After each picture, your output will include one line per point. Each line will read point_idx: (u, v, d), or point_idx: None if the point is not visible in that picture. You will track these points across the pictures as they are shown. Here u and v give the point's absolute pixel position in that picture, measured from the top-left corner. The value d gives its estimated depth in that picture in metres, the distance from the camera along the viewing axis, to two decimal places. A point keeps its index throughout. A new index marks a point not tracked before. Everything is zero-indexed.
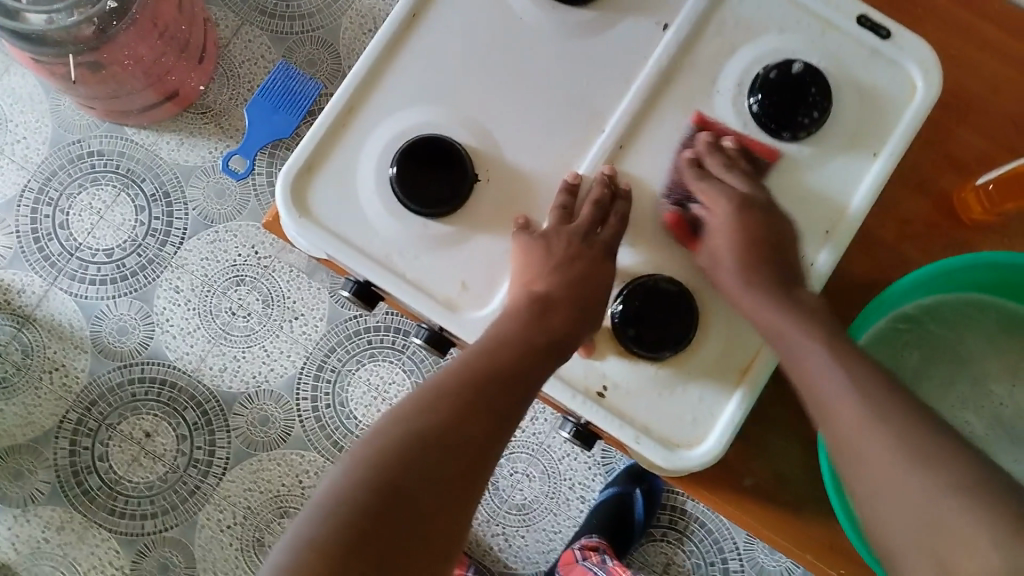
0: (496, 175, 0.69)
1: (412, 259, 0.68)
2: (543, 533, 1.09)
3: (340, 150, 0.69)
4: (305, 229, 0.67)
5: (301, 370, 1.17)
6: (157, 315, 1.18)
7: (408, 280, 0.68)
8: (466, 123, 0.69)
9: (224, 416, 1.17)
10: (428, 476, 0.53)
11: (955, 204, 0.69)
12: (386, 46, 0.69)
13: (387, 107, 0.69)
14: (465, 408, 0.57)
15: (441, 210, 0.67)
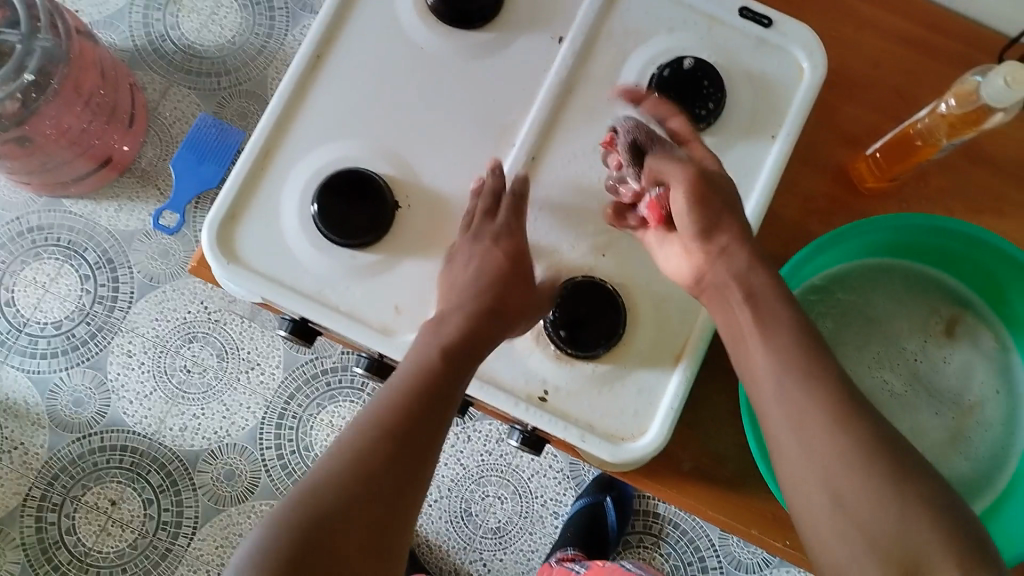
0: (418, 200, 0.67)
1: (345, 291, 0.65)
2: (520, 553, 1.13)
3: (261, 194, 0.66)
4: (235, 275, 0.65)
5: (262, 420, 1.19)
6: (112, 382, 1.19)
7: (341, 310, 0.65)
8: (385, 154, 0.67)
9: (189, 475, 1.17)
10: (345, 518, 0.51)
11: (851, 176, 0.70)
12: (296, 87, 0.67)
13: (303, 145, 0.67)
14: (390, 428, 0.56)
15: (367, 240, 0.64)
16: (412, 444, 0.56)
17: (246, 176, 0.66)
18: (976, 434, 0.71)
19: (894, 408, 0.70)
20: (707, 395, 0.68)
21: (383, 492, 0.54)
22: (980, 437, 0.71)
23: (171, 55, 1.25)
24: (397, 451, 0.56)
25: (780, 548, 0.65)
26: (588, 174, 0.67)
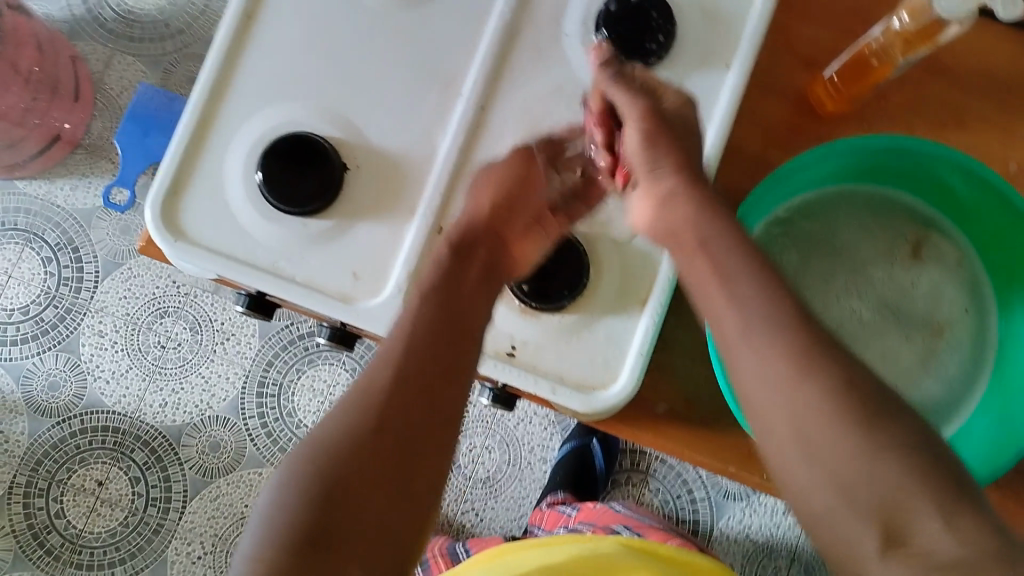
0: (366, 160, 0.65)
1: (301, 261, 0.64)
2: (511, 500, 1.13)
3: (204, 165, 0.65)
4: (183, 252, 0.64)
5: (243, 389, 1.18)
6: (86, 363, 1.17)
7: (298, 281, 0.64)
8: (328, 114, 0.66)
9: (174, 450, 1.17)
10: (367, 454, 0.52)
11: (810, 99, 0.69)
12: (227, 51, 0.66)
13: (241, 111, 0.66)
14: (412, 353, 0.56)
15: (315, 206, 0.63)
16: (419, 407, 0.55)
17: (185, 149, 0.65)
18: (946, 353, 0.72)
19: (865, 333, 0.71)
20: (677, 333, 0.68)
21: (392, 459, 0.53)
22: (949, 356, 0.72)
23: (111, 24, 1.21)
24: (405, 416, 0.54)
25: (760, 482, 0.64)
26: (543, 117, 0.65)
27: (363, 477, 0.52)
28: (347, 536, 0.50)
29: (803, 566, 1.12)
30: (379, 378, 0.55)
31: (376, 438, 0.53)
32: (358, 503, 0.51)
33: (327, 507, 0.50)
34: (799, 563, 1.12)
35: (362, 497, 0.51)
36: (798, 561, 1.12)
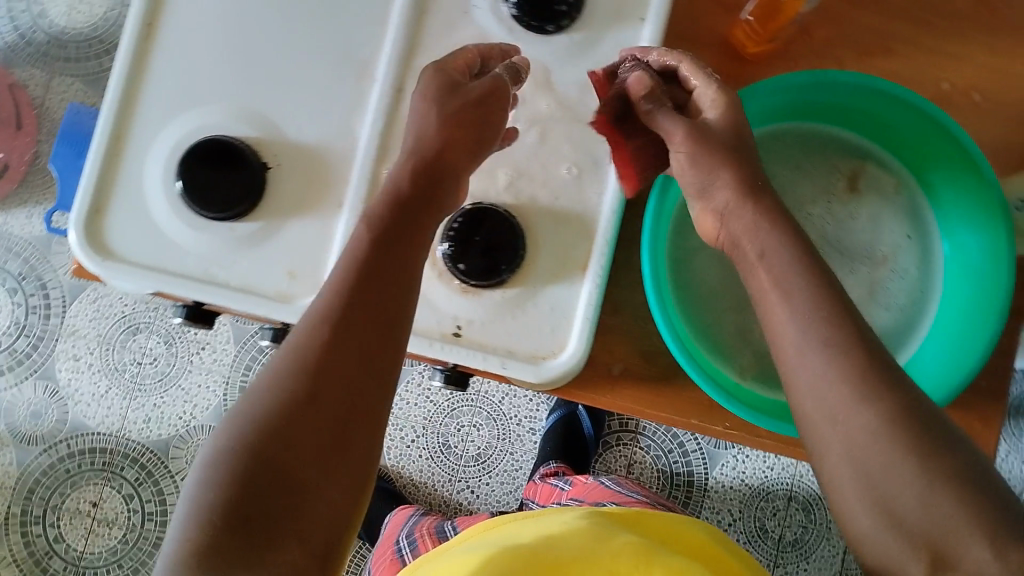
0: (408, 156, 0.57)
1: (230, 263, 0.56)
2: (505, 475, 1.16)
3: (122, 181, 0.57)
4: (115, 272, 0.56)
5: (224, 396, 1.20)
6: (66, 389, 1.20)
7: (231, 286, 0.56)
8: (243, 115, 0.57)
9: (164, 464, 1.19)
10: (296, 425, 0.42)
11: (733, 43, 0.61)
12: (133, 59, 0.57)
13: (156, 118, 0.57)
14: (340, 321, 0.45)
15: (241, 209, 0.55)
16: (358, 348, 0.44)
17: (108, 167, 0.56)
18: None
19: None
20: None
21: (332, 405, 0.43)
22: None
23: (44, 46, 1.20)
24: (340, 367, 0.44)
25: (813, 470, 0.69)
26: None
27: (304, 424, 0.42)
28: (294, 483, 0.41)
29: (801, 505, 1.11)
30: (316, 342, 0.44)
31: (314, 399, 0.43)
32: (297, 455, 0.41)
33: (257, 465, 0.40)
34: (797, 504, 1.11)
35: (307, 469, 0.41)
36: (796, 500, 1.11)
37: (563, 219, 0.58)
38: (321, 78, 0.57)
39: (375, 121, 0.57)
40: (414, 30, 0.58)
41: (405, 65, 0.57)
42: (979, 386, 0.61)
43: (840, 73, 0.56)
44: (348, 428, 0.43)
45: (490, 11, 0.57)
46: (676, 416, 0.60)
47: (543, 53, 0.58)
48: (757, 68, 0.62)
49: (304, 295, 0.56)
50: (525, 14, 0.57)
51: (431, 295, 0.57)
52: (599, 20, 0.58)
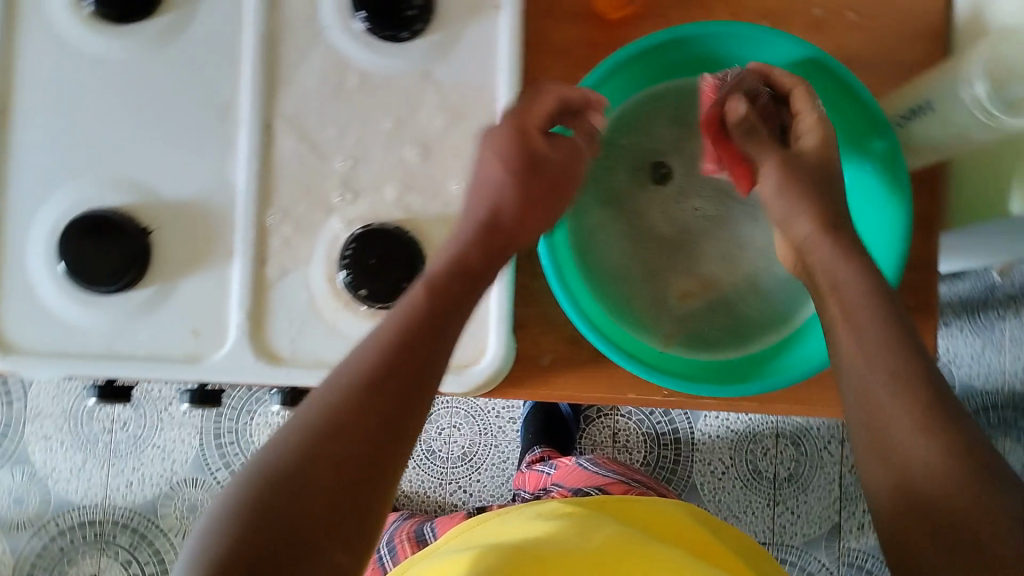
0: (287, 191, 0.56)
1: (133, 334, 0.55)
2: (494, 468, 1.14)
3: (7, 273, 0.55)
4: (19, 365, 0.55)
5: (201, 446, 1.18)
6: (42, 470, 1.19)
7: (140, 356, 0.55)
8: (114, 183, 0.56)
9: (155, 523, 1.18)
10: (314, 489, 0.39)
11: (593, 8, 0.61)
12: None
13: (28, 203, 0.56)
14: (371, 387, 0.42)
15: (128, 279, 0.54)
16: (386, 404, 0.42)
17: None
18: None
19: None
20: None
21: (354, 465, 0.40)
22: None
23: None
24: (366, 423, 0.41)
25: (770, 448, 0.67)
26: None
27: (314, 476, 0.39)
28: (298, 538, 0.38)
29: (790, 439, 1.10)
30: (343, 410, 0.42)
31: (332, 448, 0.40)
32: (306, 510, 0.39)
33: (263, 516, 0.38)
34: (785, 439, 1.10)
35: (315, 521, 0.39)
36: (783, 436, 1.10)
37: (456, 224, 0.57)
38: (188, 131, 0.57)
39: (248, 164, 0.56)
40: (270, 64, 0.57)
41: (268, 102, 0.57)
42: (905, 306, 0.60)
43: (693, 26, 0.55)
44: (364, 487, 0.40)
45: (342, 31, 0.57)
46: (613, 394, 0.59)
47: (403, 62, 0.57)
48: (622, 33, 0.61)
49: (212, 351, 0.55)
50: (375, 23, 0.56)
51: (339, 324, 0.55)
52: (453, 16, 0.57)
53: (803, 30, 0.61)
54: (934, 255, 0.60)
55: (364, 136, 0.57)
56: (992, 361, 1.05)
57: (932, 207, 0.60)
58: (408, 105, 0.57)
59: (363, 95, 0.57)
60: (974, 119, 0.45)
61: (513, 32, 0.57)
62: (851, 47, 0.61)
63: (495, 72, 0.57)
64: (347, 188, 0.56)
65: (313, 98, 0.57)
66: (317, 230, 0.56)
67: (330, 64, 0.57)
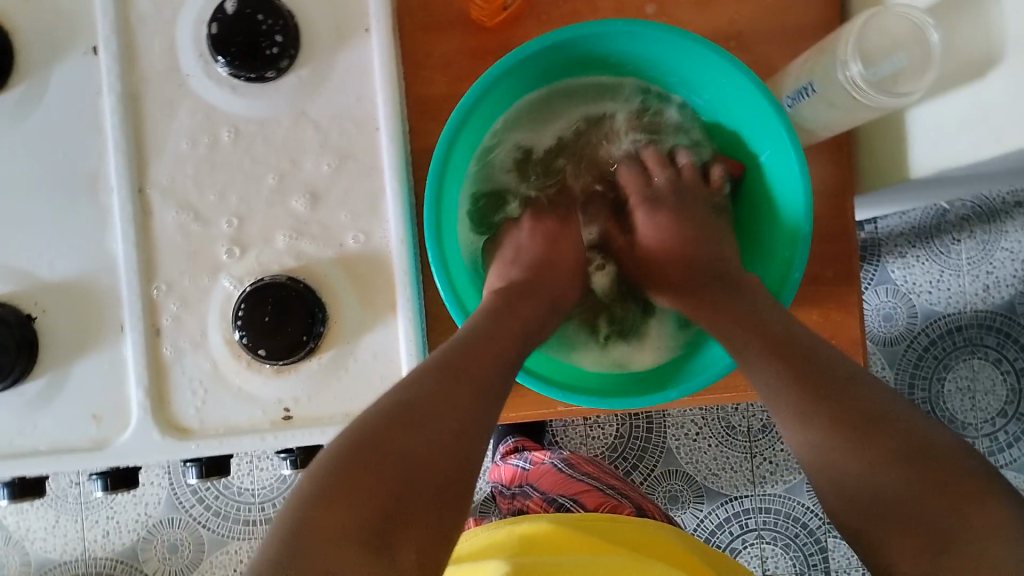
0: (175, 256, 0.54)
1: (34, 428, 0.53)
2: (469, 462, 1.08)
3: None
4: None
5: (171, 484, 1.07)
6: (17, 532, 1.07)
7: (43, 450, 0.53)
8: None
9: (139, 569, 1.08)
10: (406, 472, 0.41)
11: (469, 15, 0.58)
12: None
13: None
14: (455, 382, 0.45)
15: (18, 375, 0.52)
16: (468, 390, 0.46)
17: None
18: None
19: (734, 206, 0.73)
20: None
21: (445, 456, 0.42)
22: None
23: None
24: (460, 406, 0.45)
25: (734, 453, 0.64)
26: None
27: (427, 440, 0.42)
28: (385, 526, 0.39)
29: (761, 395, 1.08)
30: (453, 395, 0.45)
31: (423, 421, 0.43)
32: (395, 473, 0.41)
33: (358, 488, 0.39)
34: None
35: (417, 484, 0.41)
36: None
37: (352, 265, 0.54)
38: (60, 207, 0.54)
39: (127, 234, 0.53)
40: (135, 125, 0.54)
41: (140, 164, 0.54)
42: (825, 277, 0.59)
43: (568, 31, 0.53)
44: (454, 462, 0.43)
45: (205, 77, 0.53)
46: (541, 410, 0.58)
47: (275, 103, 0.54)
48: (502, 42, 0.59)
49: (118, 433, 0.53)
50: (238, 69, 0.52)
51: (246, 387, 0.54)
52: (320, 48, 0.54)
53: (691, 7, 0.58)
54: (850, 222, 0.59)
55: (245, 187, 0.54)
56: (952, 283, 1.02)
57: (841, 174, 0.59)
58: (286, 148, 0.54)
59: (238, 144, 0.54)
60: (853, 99, 0.46)
61: (384, 56, 0.54)
62: (743, 19, 0.58)
63: (372, 101, 0.54)
64: (235, 242, 0.54)
65: (186, 153, 0.54)
66: (209, 292, 0.54)
67: (199, 114, 0.54)
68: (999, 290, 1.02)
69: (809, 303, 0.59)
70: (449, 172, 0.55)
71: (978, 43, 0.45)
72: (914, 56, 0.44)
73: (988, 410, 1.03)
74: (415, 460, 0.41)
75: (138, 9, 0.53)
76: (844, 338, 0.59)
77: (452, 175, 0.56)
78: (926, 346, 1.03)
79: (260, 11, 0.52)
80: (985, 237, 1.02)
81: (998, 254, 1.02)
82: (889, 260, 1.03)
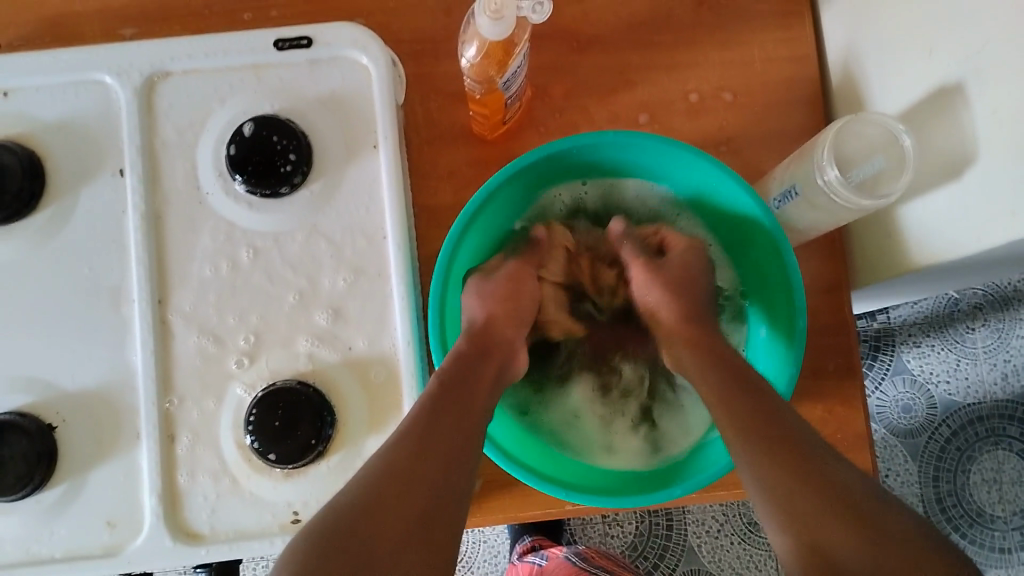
0: (191, 364, 0.56)
1: (50, 536, 0.54)
2: (486, 564, 1.07)
3: None
4: None
5: None
6: None
7: (59, 557, 0.54)
8: (15, 383, 0.55)
9: None
10: (389, 504, 0.42)
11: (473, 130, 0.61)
12: None
13: None
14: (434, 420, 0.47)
15: (35, 483, 0.53)
16: (454, 445, 0.46)
17: None
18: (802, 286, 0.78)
19: None
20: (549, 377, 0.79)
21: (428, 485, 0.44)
22: None
23: None
24: (447, 442, 0.46)
25: None
26: None
27: (413, 473, 0.44)
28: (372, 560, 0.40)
29: None
30: (435, 431, 0.46)
31: (409, 460, 0.44)
32: (387, 519, 0.42)
33: (348, 529, 0.41)
34: None
35: (401, 536, 0.41)
36: None
37: (359, 369, 0.56)
38: (82, 319, 0.56)
39: (146, 344, 0.55)
40: (156, 239, 0.57)
41: (159, 277, 0.56)
42: (828, 371, 0.60)
43: (561, 143, 0.55)
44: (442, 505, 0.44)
45: (222, 192, 0.57)
46: (550, 509, 0.58)
47: (289, 216, 0.57)
48: (505, 152, 0.62)
49: (130, 540, 0.54)
50: (253, 185, 0.55)
51: (257, 492, 0.55)
52: (332, 164, 0.57)
53: (682, 116, 0.61)
54: (848, 316, 0.60)
55: (259, 295, 0.56)
56: (970, 372, 1.02)
57: (836, 270, 0.60)
58: (299, 258, 0.57)
59: (254, 257, 0.56)
60: (833, 201, 0.48)
61: (392, 169, 0.57)
62: (733, 126, 0.61)
63: (381, 211, 0.57)
64: (246, 350, 0.56)
65: (204, 266, 0.56)
66: (224, 397, 0.55)
67: (216, 229, 0.57)
68: (1018, 378, 1.02)
69: (812, 398, 0.60)
70: (452, 275, 0.57)
71: (955, 143, 0.48)
72: (891, 157, 0.46)
73: (1017, 501, 1.01)
74: (395, 523, 0.42)
75: (162, 134, 0.57)
76: (850, 431, 0.59)
77: (455, 279, 0.58)
78: (949, 437, 1.02)
79: (274, 132, 0.55)
80: (999, 325, 1.03)
81: (1013, 342, 1.02)
82: (905, 351, 1.03)
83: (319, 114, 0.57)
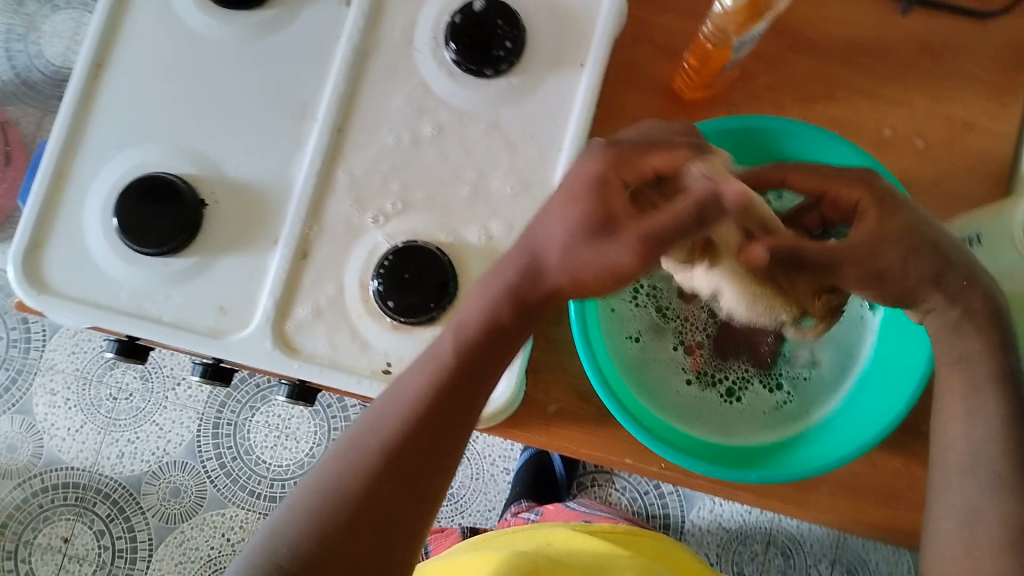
0: (344, 196, 0.58)
1: (163, 299, 0.57)
2: (479, 515, 1.08)
3: (63, 215, 0.57)
4: (51, 306, 0.56)
5: (198, 433, 1.13)
6: (42, 423, 1.13)
7: (163, 322, 0.56)
8: (181, 152, 0.58)
9: (136, 500, 1.12)
10: (348, 535, 0.46)
11: (671, 85, 0.63)
12: (76, 104, 0.58)
13: (100, 149, 0.58)
14: (410, 429, 0.48)
15: (172, 246, 0.55)
16: (419, 457, 0.48)
17: (39, 207, 0.57)
18: None
19: None
20: None
21: (383, 510, 0.47)
22: None
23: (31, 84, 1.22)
24: (410, 453, 0.48)
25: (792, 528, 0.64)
26: None
27: (372, 499, 0.47)
28: None
29: (780, 549, 1.05)
30: (396, 447, 0.48)
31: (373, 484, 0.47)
32: (342, 554, 0.46)
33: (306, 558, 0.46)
34: (775, 548, 1.05)
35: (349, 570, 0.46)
36: (774, 545, 1.05)
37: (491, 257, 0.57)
38: (260, 121, 0.59)
39: (311, 166, 0.58)
40: (356, 73, 0.59)
41: (345, 110, 0.59)
42: (918, 431, 0.61)
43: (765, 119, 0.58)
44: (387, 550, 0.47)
45: (431, 55, 0.59)
46: (610, 456, 0.60)
47: (482, 97, 0.58)
48: (693, 116, 0.63)
49: (235, 330, 0.57)
50: (463, 57, 0.57)
51: (364, 334, 0.57)
52: (538, 66, 0.59)
53: (868, 147, 0.62)
54: None
55: (426, 157, 0.58)
56: None
57: None
58: (475, 141, 0.58)
59: (436, 122, 0.59)
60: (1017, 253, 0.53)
61: (589, 91, 0.59)
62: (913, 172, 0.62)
63: (565, 126, 0.59)
64: (395, 206, 0.58)
65: (387, 116, 0.59)
66: (364, 236, 0.58)
67: (412, 91, 0.59)
68: None
69: (893, 449, 0.61)
70: None
71: None
72: None
73: None
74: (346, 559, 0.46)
75: None
76: (917, 493, 0.60)
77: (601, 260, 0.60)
78: None
79: (500, 16, 0.57)
80: None
81: None
82: None
83: (542, 17, 0.59)
